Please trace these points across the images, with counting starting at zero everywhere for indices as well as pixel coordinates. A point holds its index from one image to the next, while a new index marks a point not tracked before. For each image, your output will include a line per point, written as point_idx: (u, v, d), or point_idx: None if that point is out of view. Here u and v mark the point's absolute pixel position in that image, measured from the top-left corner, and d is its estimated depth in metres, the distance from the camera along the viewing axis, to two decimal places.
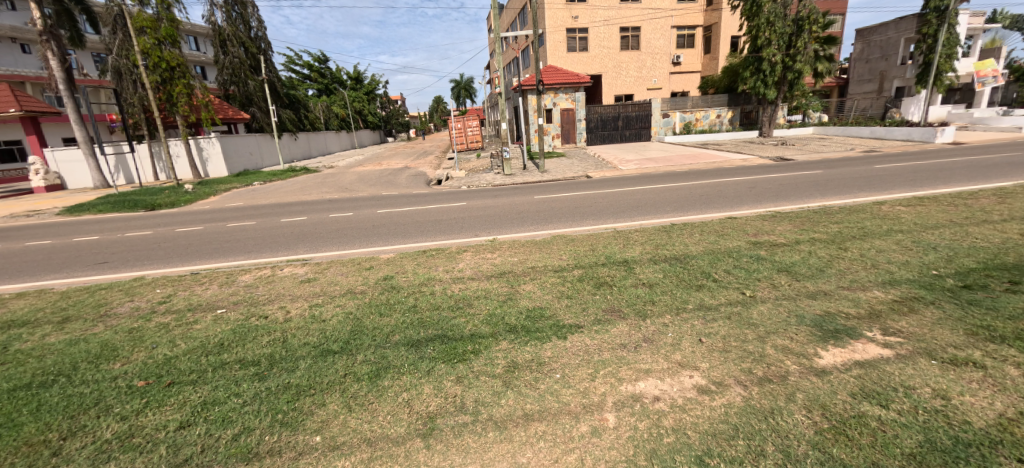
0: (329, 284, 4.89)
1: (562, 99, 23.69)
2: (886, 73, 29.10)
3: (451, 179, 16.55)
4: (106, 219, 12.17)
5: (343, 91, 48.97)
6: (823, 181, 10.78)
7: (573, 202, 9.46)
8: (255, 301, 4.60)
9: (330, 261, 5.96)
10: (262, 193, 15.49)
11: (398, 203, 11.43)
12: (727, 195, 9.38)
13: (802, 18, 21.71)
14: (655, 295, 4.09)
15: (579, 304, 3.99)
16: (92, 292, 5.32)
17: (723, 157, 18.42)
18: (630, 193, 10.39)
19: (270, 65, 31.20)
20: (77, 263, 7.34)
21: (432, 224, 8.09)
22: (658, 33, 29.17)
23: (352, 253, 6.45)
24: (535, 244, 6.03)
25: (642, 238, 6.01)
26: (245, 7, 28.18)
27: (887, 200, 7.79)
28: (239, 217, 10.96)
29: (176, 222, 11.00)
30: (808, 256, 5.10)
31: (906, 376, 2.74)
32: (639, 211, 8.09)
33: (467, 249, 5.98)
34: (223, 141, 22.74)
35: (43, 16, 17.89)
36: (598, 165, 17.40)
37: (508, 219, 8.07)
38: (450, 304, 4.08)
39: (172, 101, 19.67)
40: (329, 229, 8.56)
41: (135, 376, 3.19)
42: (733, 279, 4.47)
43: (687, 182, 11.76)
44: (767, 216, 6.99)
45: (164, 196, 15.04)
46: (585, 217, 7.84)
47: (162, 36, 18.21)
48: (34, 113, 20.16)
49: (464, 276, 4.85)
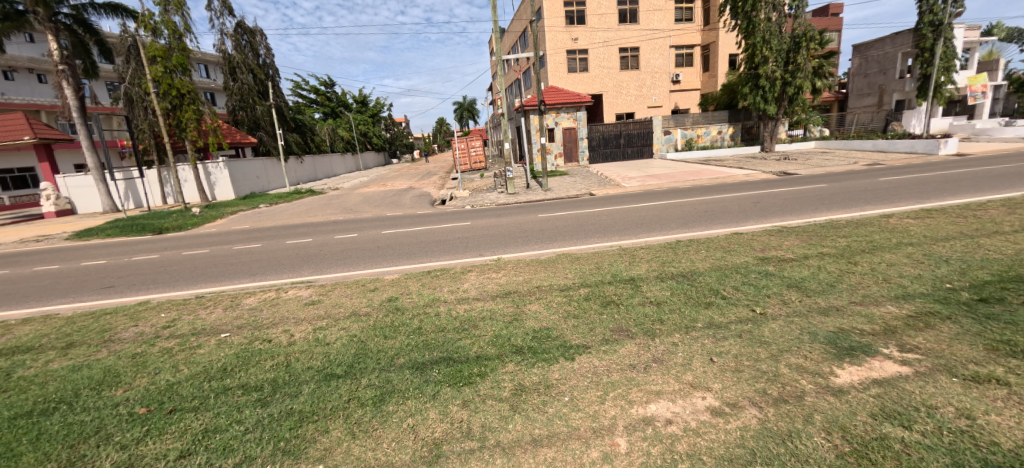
0: (334, 306, 4.85)
1: (564, 119, 23.86)
2: (885, 87, 29.33)
3: (455, 199, 16.71)
4: (113, 243, 12.29)
5: (349, 114, 49.96)
6: (829, 195, 10.73)
7: (577, 219, 9.48)
8: (259, 324, 4.55)
9: (334, 282, 5.93)
10: (269, 215, 15.69)
11: (403, 224, 11.48)
12: (732, 210, 9.31)
13: (798, 36, 22.35)
14: (663, 314, 4.01)
15: (585, 324, 3.91)
16: (97, 317, 5.27)
17: (726, 172, 18.50)
18: (633, 210, 10.40)
19: (278, 91, 31.99)
20: (84, 288, 7.34)
21: (437, 244, 8.11)
22: (657, 52, 29.67)
23: (356, 274, 6.41)
24: (540, 263, 5.98)
25: (648, 255, 5.95)
26: (254, 35, 29.37)
27: (895, 212, 7.74)
28: (246, 239, 11.04)
29: (182, 245, 11.10)
30: (818, 271, 5.02)
31: (928, 395, 2.64)
32: (643, 228, 8.07)
33: (471, 269, 5.93)
34: (230, 165, 23.05)
35: (60, 48, 18.73)
36: (600, 183, 17.56)
37: (512, 238, 8.06)
38: (455, 326, 4.01)
39: (182, 127, 20.15)
40: (333, 251, 8.57)
41: (136, 403, 3.14)
42: (742, 295, 4.39)
43: (690, 198, 11.72)
44: (774, 231, 6.91)
45: (172, 219, 15.24)
46: (590, 234, 7.83)
47: (173, 64, 18.86)
48: (48, 140, 20.73)
49: (469, 297, 4.79)
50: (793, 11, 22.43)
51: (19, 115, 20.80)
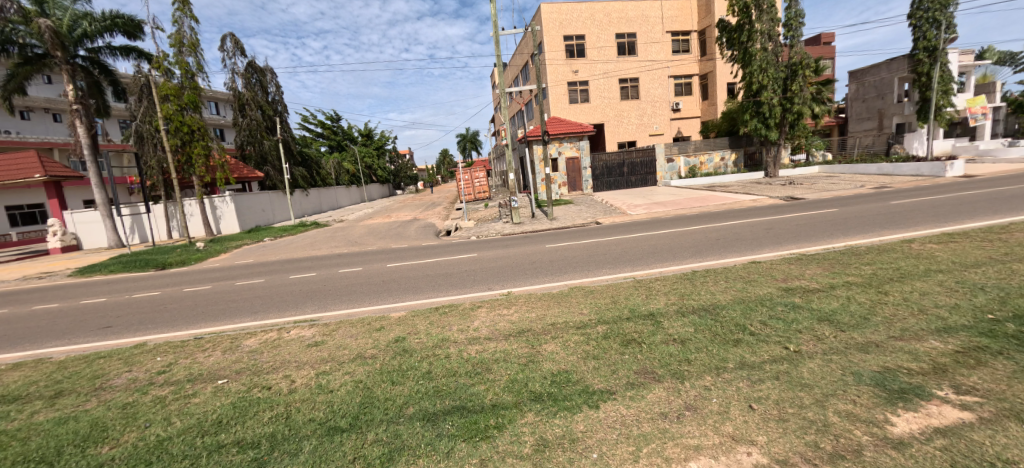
0: (337, 348, 4.60)
1: (567, 148, 23.84)
2: (884, 111, 29.61)
3: (460, 230, 16.60)
4: (115, 280, 12.14)
5: (354, 147, 50.85)
6: (842, 220, 10.50)
7: (586, 250, 9.27)
8: (258, 369, 4.29)
9: (338, 321, 5.68)
10: (272, 249, 15.58)
11: (408, 256, 11.30)
12: (745, 237, 9.09)
13: (795, 64, 22.82)
14: (689, 354, 3.74)
15: (607, 366, 3.64)
16: (90, 362, 5.03)
17: (732, 198, 18.39)
18: (643, 239, 10.20)
19: (286, 126, 32.69)
20: (80, 329, 7.11)
21: (444, 277, 7.89)
22: (656, 82, 30.27)
23: (361, 312, 6.16)
24: (553, 297, 5.72)
25: (665, 287, 5.69)
26: (264, 74, 30.32)
27: (915, 237, 7.50)
28: (249, 274, 10.86)
29: (184, 281, 10.93)
30: (848, 302, 4.75)
31: (1002, 448, 2.36)
32: (655, 258, 7.84)
33: (481, 305, 5.67)
34: (237, 199, 23.20)
35: (76, 88, 19.39)
36: (606, 211, 17.47)
37: (521, 270, 7.85)
38: (467, 370, 3.74)
39: (190, 162, 20.45)
40: (338, 286, 8.35)
41: (122, 464, 2.87)
42: (772, 331, 4.12)
43: (699, 226, 11.53)
44: (793, 259, 6.67)
45: (176, 254, 15.16)
46: (601, 266, 7.60)
47: (184, 102, 19.41)
48: (58, 177, 21.05)
49: (479, 336, 4.52)
50: (788, 41, 23.00)
51: (32, 154, 21.22)
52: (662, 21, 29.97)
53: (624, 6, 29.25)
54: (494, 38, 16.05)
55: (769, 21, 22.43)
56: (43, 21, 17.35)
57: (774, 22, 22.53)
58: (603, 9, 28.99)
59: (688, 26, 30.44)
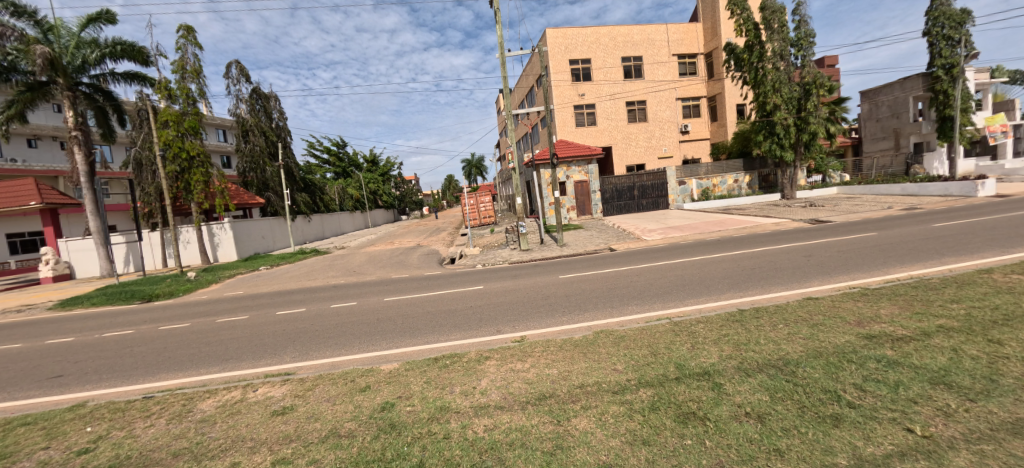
0: (307, 419, 3.61)
1: (575, 172, 23.22)
2: (900, 130, 28.92)
3: (465, 257, 15.72)
4: (95, 314, 11.28)
5: (359, 173, 50.65)
6: (889, 245, 9.45)
7: (605, 282, 8.27)
8: (202, 451, 3.30)
9: (317, 376, 4.69)
10: (267, 279, 14.72)
11: (409, 288, 10.34)
12: (785, 267, 8.05)
13: (808, 83, 22.26)
14: (780, 441, 2.71)
15: (665, 459, 2.63)
16: (8, 431, 4.07)
17: (752, 221, 17.39)
18: (667, 268, 9.18)
19: (289, 152, 32.48)
20: (26, 378, 6.17)
21: (446, 316, 6.92)
22: (663, 105, 29.86)
23: (346, 362, 5.16)
24: (576, 345, 4.70)
25: (712, 332, 4.68)
26: (268, 100, 30.32)
27: (994, 266, 6.44)
28: (234, 309, 9.93)
29: (164, 316, 10.01)
30: (958, 357, 3.70)
31: None
32: (687, 292, 6.85)
33: (490, 355, 4.66)
34: (236, 226, 22.54)
35: (77, 115, 19.22)
36: (619, 236, 16.56)
37: (533, 307, 6.86)
38: (473, 463, 2.73)
39: (189, 189, 20.01)
40: (326, 325, 7.39)
41: None
42: (877, 402, 3.10)
43: (726, 253, 10.50)
44: (857, 295, 5.63)
45: (165, 285, 14.34)
46: (626, 302, 6.62)
47: (184, 127, 19.18)
48: (55, 205, 20.66)
49: (488, 404, 3.51)
50: (799, 61, 22.48)
51: (29, 181, 20.88)
52: (668, 44, 29.84)
53: (629, 30, 29.19)
54: (500, 60, 15.62)
55: (780, 41, 22.03)
56: (41, 47, 16.97)
57: (784, 42, 22.13)
58: (608, 33, 28.94)
59: (694, 49, 30.26)
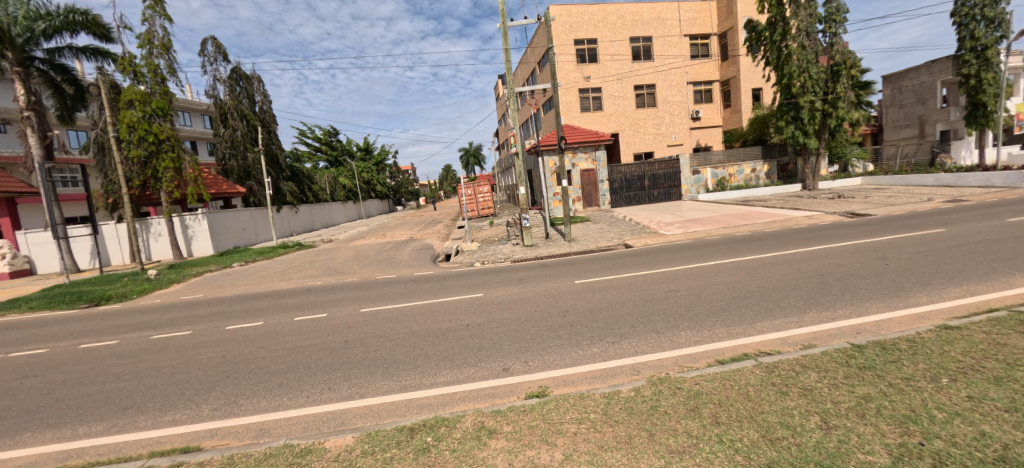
0: None
1: (582, 160, 21.38)
2: (925, 117, 27.23)
3: (461, 253, 14.01)
4: (22, 323, 9.49)
5: (353, 161, 48.42)
6: (977, 244, 7.78)
7: (636, 292, 6.56)
8: None
9: (227, 460, 2.97)
10: (237, 278, 12.94)
11: (394, 294, 8.62)
12: (867, 274, 6.36)
13: (838, 64, 20.45)
14: None
15: None
16: None
17: (781, 214, 15.72)
18: (709, 272, 7.47)
19: (274, 138, 30.49)
20: None
21: (437, 341, 5.21)
22: (674, 89, 27.99)
23: (280, 428, 3.45)
24: (632, 412, 3.00)
25: (842, 394, 2.97)
26: (249, 81, 28.22)
27: None
28: (182, 319, 8.17)
29: (98, 327, 8.25)
30: None
31: None
32: (756, 311, 5.17)
33: (499, 430, 2.96)
34: (212, 217, 20.70)
35: (29, 93, 17.20)
36: (633, 231, 14.87)
37: (549, 331, 5.15)
38: None
39: (157, 176, 18.17)
40: (280, 350, 5.66)
41: None
42: None
43: (773, 252, 8.77)
44: (1017, 322, 3.96)
45: (120, 285, 12.59)
46: (677, 325, 4.93)
47: (151, 108, 17.27)
48: (9, 193, 18.71)
49: None
50: (827, 39, 20.64)
51: None
52: (680, 24, 27.85)
53: (639, 8, 27.15)
54: (502, 31, 13.75)
55: (807, 18, 20.18)
56: None
57: (812, 18, 20.27)
58: (617, 11, 26.91)
59: (707, 29, 28.30)
